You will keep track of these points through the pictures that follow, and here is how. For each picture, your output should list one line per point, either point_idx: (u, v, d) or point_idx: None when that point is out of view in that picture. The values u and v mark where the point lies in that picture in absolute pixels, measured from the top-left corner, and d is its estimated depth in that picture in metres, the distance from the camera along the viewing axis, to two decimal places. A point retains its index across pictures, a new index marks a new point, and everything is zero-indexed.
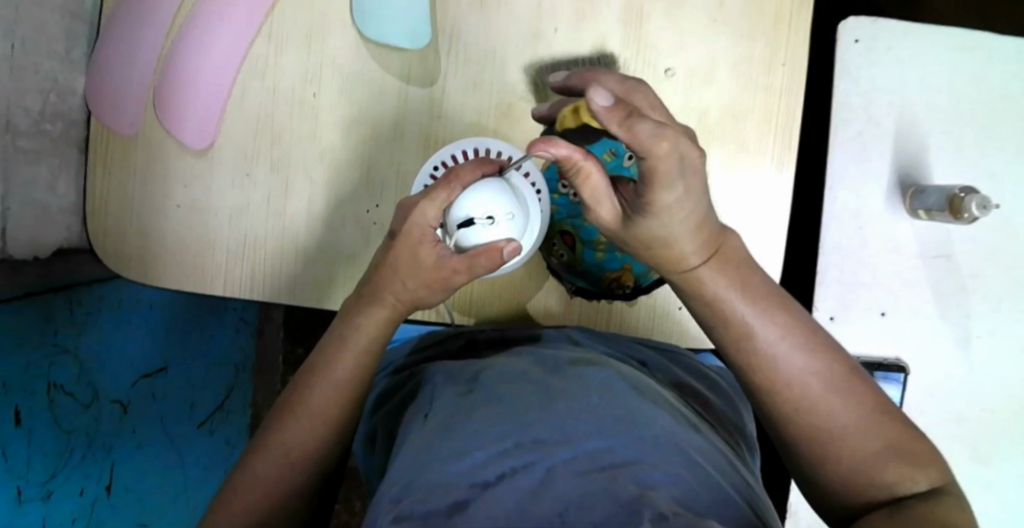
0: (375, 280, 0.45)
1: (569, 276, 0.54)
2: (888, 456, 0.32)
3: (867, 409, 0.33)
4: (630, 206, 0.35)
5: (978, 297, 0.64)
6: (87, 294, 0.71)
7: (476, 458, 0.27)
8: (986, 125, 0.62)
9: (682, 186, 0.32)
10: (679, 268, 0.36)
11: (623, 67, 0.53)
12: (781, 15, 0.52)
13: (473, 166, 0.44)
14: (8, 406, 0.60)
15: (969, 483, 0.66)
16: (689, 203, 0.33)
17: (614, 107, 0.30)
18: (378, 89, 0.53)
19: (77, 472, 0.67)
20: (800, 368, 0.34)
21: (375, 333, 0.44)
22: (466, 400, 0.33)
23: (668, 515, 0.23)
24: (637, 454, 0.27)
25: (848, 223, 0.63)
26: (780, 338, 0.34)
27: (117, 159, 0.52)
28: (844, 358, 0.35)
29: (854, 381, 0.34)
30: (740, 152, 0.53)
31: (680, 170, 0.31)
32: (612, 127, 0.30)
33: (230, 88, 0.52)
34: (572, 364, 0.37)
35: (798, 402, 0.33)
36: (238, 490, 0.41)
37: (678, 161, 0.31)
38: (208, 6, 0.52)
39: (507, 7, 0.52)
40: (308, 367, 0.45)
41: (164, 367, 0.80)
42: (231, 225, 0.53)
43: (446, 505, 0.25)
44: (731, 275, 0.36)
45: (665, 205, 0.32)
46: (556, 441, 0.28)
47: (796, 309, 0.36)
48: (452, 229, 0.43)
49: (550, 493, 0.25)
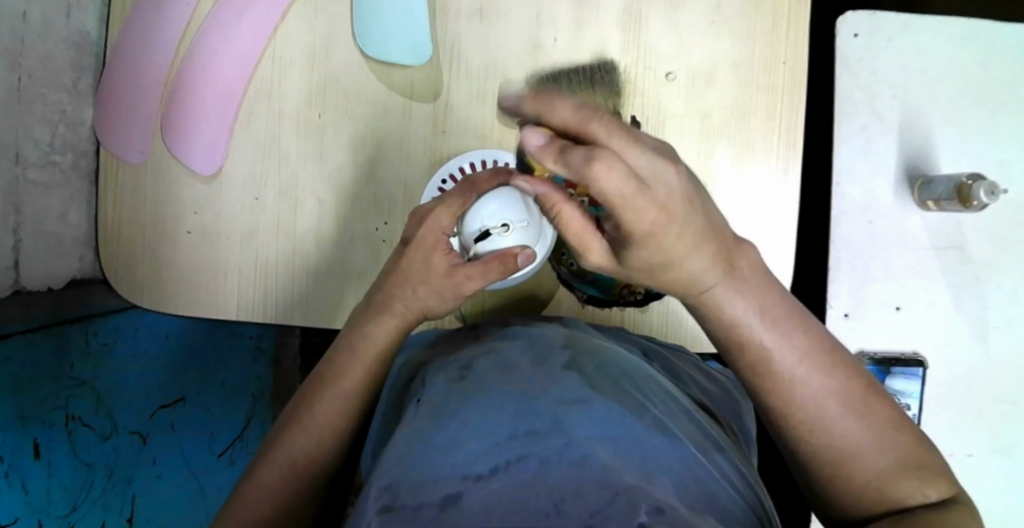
0: (385, 289, 0.46)
1: (580, 285, 0.54)
2: (899, 469, 0.33)
3: (881, 425, 0.33)
4: (615, 244, 0.30)
5: (991, 286, 0.63)
6: (101, 324, 0.69)
7: (471, 450, 0.27)
8: (991, 113, 0.62)
9: (653, 208, 0.27)
10: (692, 292, 0.33)
11: (624, 73, 0.53)
12: (780, 14, 0.52)
13: (489, 176, 0.46)
14: (28, 441, 0.58)
15: (995, 477, 0.65)
16: (674, 228, 0.28)
17: (548, 145, 0.28)
18: (381, 107, 0.53)
19: (96, 504, 0.67)
20: (817, 389, 0.34)
21: (384, 341, 0.45)
22: (458, 390, 0.32)
23: (664, 508, 0.24)
24: (630, 455, 0.27)
25: (857, 218, 0.63)
26: (798, 361, 0.34)
27: (127, 189, 0.53)
28: (855, 369, 0.35)
29: (867, 392, 0.34)
30: (747, 152, 0.53)
31: (639, 192, 0.26)
32: (548, 164, 0.28)
33: (236, 112, 0.53)
34: (565, 353, 0.36)
35: (812, 421, 0.34)
36: (246, 498, 0.41)
37: (651, 180, 0.26)
38: (212, 32, 0.53)
39: (507, 20, 0.53)
40: (315, 379, 0.46)
41: (182, 397, 0.81)
42: (241, 250, 0.53)
43: (439, 498, 0.25)
44: (747, 293, 0.33)
45: (642, 233, 0.28)
46: (549, 430, 0.27)
47: (810, 324, 0.35)
48: (468, 239, 0.44)
49: (544, 483, 0.25)
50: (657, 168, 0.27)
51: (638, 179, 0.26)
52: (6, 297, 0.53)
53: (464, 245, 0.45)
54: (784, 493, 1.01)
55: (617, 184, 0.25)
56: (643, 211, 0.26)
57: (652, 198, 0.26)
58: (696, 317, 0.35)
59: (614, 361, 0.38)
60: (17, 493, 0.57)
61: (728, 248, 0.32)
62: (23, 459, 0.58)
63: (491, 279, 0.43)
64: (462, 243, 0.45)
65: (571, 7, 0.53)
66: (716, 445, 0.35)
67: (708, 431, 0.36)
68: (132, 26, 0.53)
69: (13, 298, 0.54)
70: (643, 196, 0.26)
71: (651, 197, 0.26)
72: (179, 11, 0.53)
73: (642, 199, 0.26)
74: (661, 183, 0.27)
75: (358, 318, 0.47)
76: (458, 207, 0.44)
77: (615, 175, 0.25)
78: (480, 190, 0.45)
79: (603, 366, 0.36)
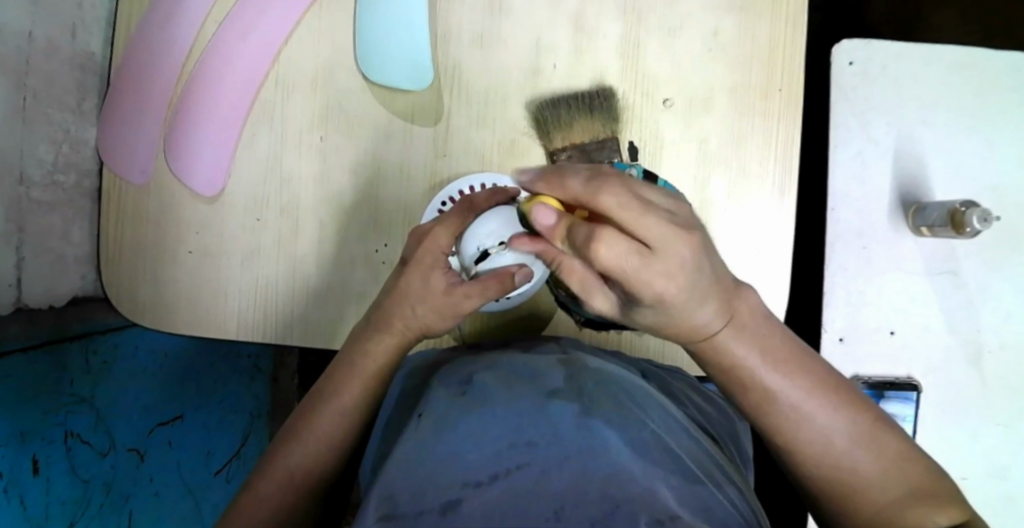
0: (383, 308, 0.47)
1: (577, 307, 0.52)
2: (911, 498, 0.35)
3: (890, 455, 0.36)
4: (623, 299, 0.32)
5: (984, 309, 0.64)
6: (101, 342, 0.69)
7: (472, 460, 0.27)
8: (984, 138, 0.63)
9: (663, 276, 0.29)
10: (699, 338, 0.35)
11: (622, 99, 0.53)
12: (775, 42, 0.53)
13: (486, 195, 0.46)
14: (27, 457, 0.58)
15: (990, 500, 0.65)
16: (685, 292, 0.30)
17: (556, 226, 0.32)
18: (382, 130, 0.54)
19: (94, 519, 0.67)
20: (824, 425, 0.36)
21: (383, 359, 0.46)
22: (459, 402, 0.33)
23: (664, 519, 0.24)
24: (631, 460, 0.28)
25: (853, 242, 0.64)
26: (804, 397, 0.37)
27: (129, 208, 0.53)
28: (865, 405, 0.38)
29: (877, 427, 0.37)
30: (742, 178, 0.53)
31: (643, 262, 0.28)
32: (558, 241, 0.32)
33: (238, 135, 0.53)
34: (565, 369, 0.37)
35: (825, 453, 0.36)
36: (240, 510, 0.41)
37: (659, 250, 0.28)
38: (216, 56, 0.54)
39: (506, 46, 0.54)
40: (316, 393, 0.46)
41: (180, 414, 0.81)
42: (243, 268, 0.54)
43: (440, 504, 0.25)
44: (746, 341, 0.36)
45: (652, 297, 0.30)
46: (548, 441, 0.28)
47: (798, 375, 0.37)
48: (467, 260, 0.44)
49: (545, 490, 0.25)
50: (669, 239, 0.28)
51: (643, 248, 0.28)
52: (7, 314, 0.53)
53: (463, 264, 0.45)
54: (782, 510, 1.01)
55: (619, 258, 0.28)
56: (652, 280, 0.29)
57: (661, 266, 0.29)
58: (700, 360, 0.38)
59: (611, 374, 0.38)
60: (17, 509, 0.57)
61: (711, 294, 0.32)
62: (22, 474, 0.58)
63: (489, 299, 0.43)
64: (461, 262, 0.45)
65: (571, 33, 0.53)
66: (713, 461, 0.35)
67: (705, 447, 0.37)
68: (136, 49, 0.53)
69: (15, 315, 0.54)
70: (649, 266, 0.28)
71: (659, 266, 0.29)
72: (183, 34, 0.54)
73: (648, 269, 0.29)
74: (672, 254, 0.29)
75: (357, 336, 0.48)
76: (456, 225, 0.45)
77: (616, 249, 0.28)
78: (478, 210, 0.45)
79: (602, 379, 0.36)
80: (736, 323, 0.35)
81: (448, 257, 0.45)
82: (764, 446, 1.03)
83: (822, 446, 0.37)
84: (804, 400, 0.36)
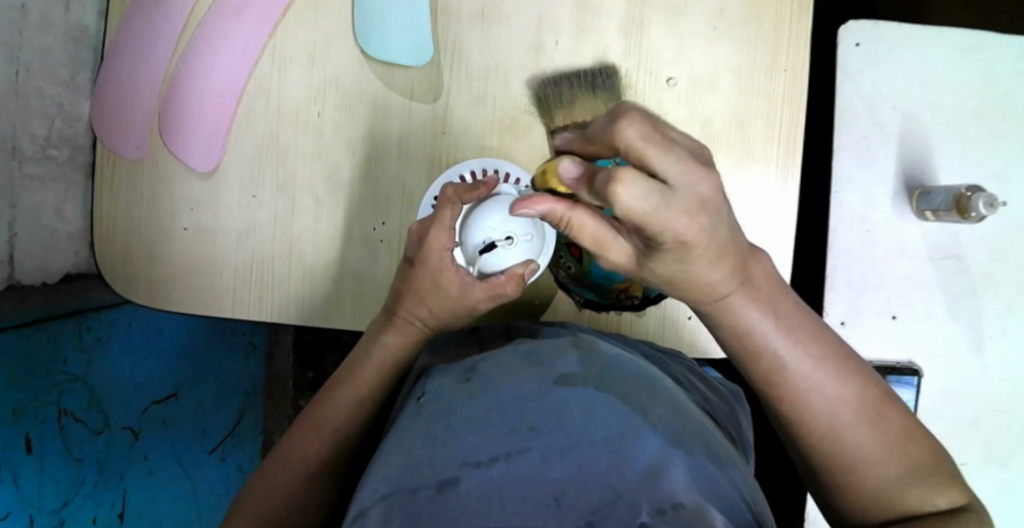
0: (398, 294, 0.46)
1: (577, 288, 0.54)
2: (911, 478, 0.35)
3: (895, 436, 0.36)
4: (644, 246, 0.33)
5: (988, 297, 0.63)
6: (95, 320, 0.69)
7: (473, 441, 0.27)
8: (991, 124, 0.62)
9: (682, 215, 0.28)
10: (709, 299, 0.36)
11: (624, 78, 0.53)
12: (782, 21, 0.52)
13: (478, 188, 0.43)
14: (20, 434, 0.58)
15: (987, 488, 0.65)
16: (706, 232, 0.30)
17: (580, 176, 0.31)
18: (381, 106, 0.53)
19: (87, 500, 0.66)
20: (830, 400, 0.36)
21: (396, 348, 0.46)
22: (462, 391, 0.31)
23: (666, 509, 0.24)
24: (637, 446, 0.27)
25: (856, 227, 0.63)
26: (814, 371, 0.37)
27: (124, 184, 0.53)
28: (873, 379, 0.38)
29: (884, 401, 0.37)
30: (747, 160, 0.53)
31: (663, 187, 0.27)
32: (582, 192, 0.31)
33: (234, 110, 0.52)
34: (574, 351, 0.35)
35: (827, 432, 0.36)
36: (255, 498, 0.42)
37: (681, 180, 0.28)
38: (212, 30, 0.52)
39: (508, 21, 0.53)
40: (331, 383, 0.46)
41: (174, 393, 0.81)
42: (238, 247, 0.53)
43: (436, 481, 0.25)
44: (760, 313, 0.36)
45: (673, 237, 0.29)
46: (551, 427, 0.27)
47: (804, 351, 0.37)
48: (474, 256, 0.43)
49: (545, 477, 0.25)
50: (690, 176, 0.28)
51: (665, 187, 0.27)
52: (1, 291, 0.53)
53: (469, 261, 0.43)
54: (779, 495, 1.02)
55: (639, 199, 0.27)
56: (674, 220, 0.28)
57: (680, 199, 0.28)
58: (712, 325, 0.38)
59: (622, 361, 0.37)
60: (8, 487, 0.57)
61: (721, 248, 0.32)
62: (14, 452, 0.57)
63: (491, 279, 0.43)
64: (466, 256, 0.43)
65: (574, 9, 0.52)
66: (722, 451, 0.35)
67: (714, 439, 0.36)
68: (131, 22, 0.52)
69: (8, 292, 0.54)
70: (668, 199, 0.28)
71: (679, 205, 0.28)
72: (179, 6, 0.53)
73: (668, 206, 0.28)
74: (694, 185, 0.28)
75: (373, 329, 0.48)
76: (448, 220, 0.42)
77: (634, 189, 0.26)
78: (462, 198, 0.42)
79: (611, 364, 0.35)
80: (739, 276, 0.35)
81: (452, 251, 0.44)
82: (763, 431, 1.03)
83: (827, 423, 0.36)
84: (808, 372, 0.37)
